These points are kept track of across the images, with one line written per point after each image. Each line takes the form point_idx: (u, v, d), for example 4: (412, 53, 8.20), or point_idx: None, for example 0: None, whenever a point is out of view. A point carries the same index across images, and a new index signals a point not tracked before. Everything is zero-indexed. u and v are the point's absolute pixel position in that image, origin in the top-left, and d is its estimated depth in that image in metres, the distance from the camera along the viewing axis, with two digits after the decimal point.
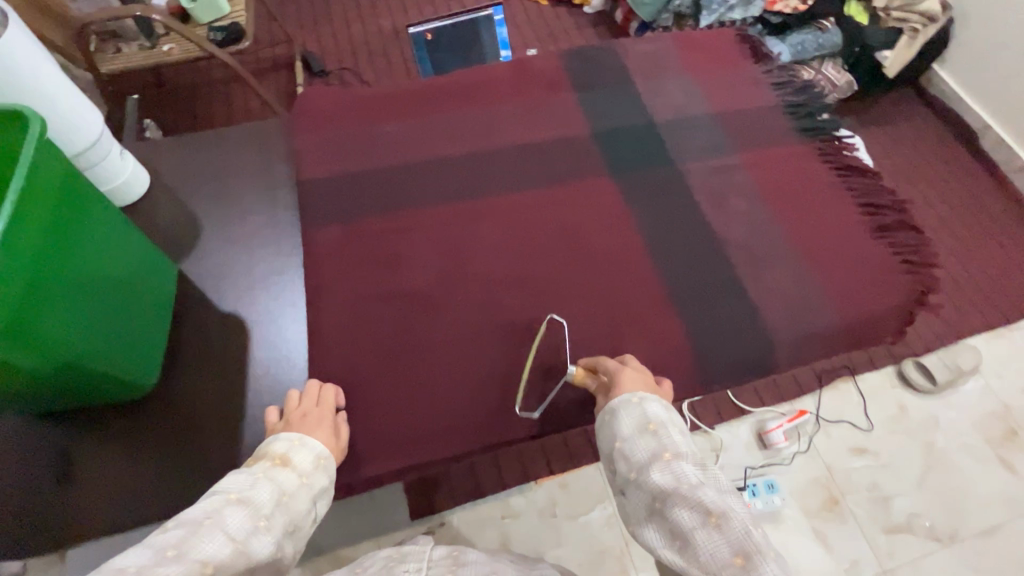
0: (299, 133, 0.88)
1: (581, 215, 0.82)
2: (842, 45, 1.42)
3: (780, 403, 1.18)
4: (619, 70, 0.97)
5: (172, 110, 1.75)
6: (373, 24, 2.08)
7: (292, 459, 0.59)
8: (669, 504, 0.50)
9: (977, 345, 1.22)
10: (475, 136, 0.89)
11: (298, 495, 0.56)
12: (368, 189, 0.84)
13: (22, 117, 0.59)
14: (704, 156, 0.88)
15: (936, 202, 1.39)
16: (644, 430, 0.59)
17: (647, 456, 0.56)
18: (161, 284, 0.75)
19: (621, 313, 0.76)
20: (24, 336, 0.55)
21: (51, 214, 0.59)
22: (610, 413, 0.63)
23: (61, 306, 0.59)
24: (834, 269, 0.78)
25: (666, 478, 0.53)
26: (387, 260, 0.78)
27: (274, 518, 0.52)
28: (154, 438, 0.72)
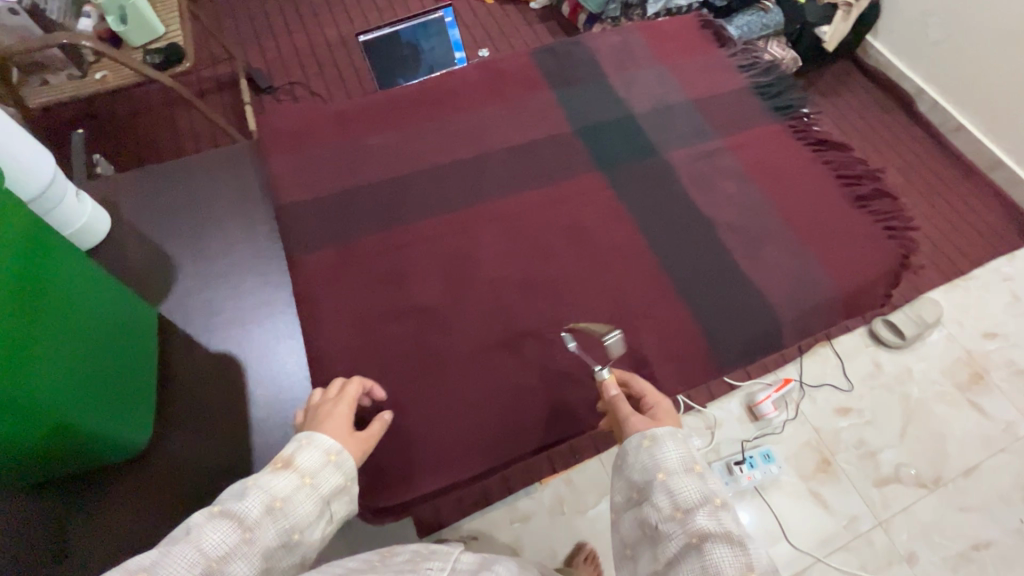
0: (267, 157, 0.83)
1: (572, 211, 0.81)
2: (784, 24, 1.47)
3: (765, 374, 1.21)
4: (589, 63, 0.96)
5: (112, 141, 1.64)
6: (318, 34, 2.01)
7: (296, 461, 0.52)
8: (712, 547, 0.48)
9: (937, 298, 1.28)
10: (453, 141, 0.87)
11: (298, 503, 0.50)
12: (344, 208, 0.79)
13: None
14: (685, 142, 0.88)
15: (891, 166, 1.46)
16: (689, 468, 0.54)
17: (693, 497, 0.52)
18: (144, 335, 0.71)
19: (626, 308, 0.74)
20: (12, 405, 0.51)
21: (20, 267, 0.55)
22: (650, 438, 0.57)
23: (45, 368, 0.55)
24: (822, 242, 0.80)
25: (714, 523, 0.50)
26: (381, 279, 0.74)
27: (262, 532, 0.46)
28: (162, 493, 0.67)
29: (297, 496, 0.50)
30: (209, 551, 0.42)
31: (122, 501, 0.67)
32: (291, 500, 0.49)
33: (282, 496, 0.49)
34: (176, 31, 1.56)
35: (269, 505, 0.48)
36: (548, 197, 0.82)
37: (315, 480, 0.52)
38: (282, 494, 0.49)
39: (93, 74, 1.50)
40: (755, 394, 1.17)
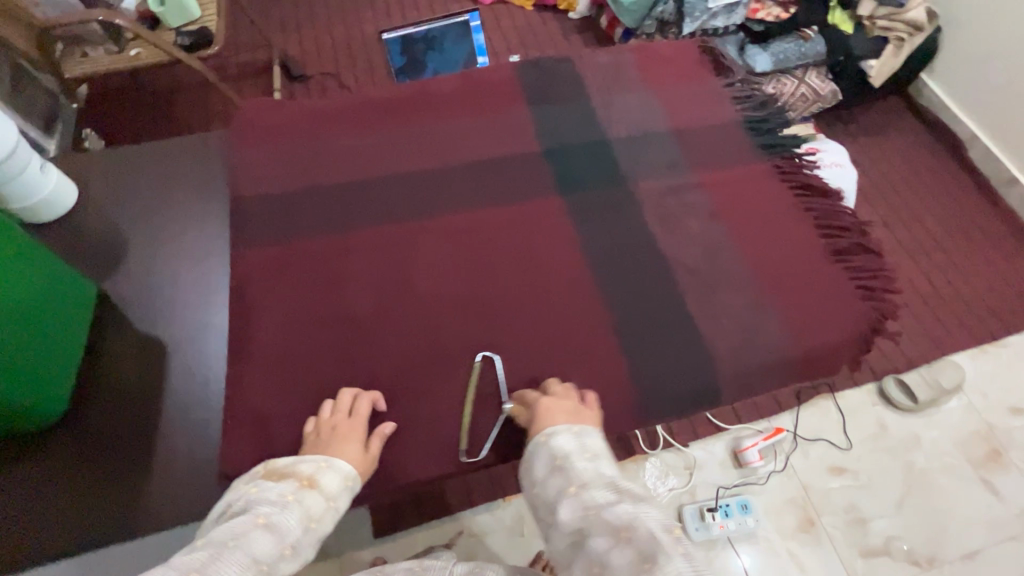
0: (237, 148, 0.85)
1: (524, 234, 0.79)
2: (826, 54, 1.38)
3: (757, 420, 1.13)
4: (572, 83, 0.93)
5: (143, 114, 1.72)
6: (356, 27, 2.06)
7: (327, 485, 0.58)
8: (585, 537, 0.48)
9: (961, 362, 1.18)
10: (420, 150, 0.86)
11: (325, 524, 0.56)
12: (301, 207, 0.79)
13: None
14: (659, 174, 0.84)
15: (924, 215, 1.35)
16: (552, 468, 0.57)
17: (557, 496, 0.54)
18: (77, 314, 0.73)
19: (562, 342, 0.72)
20: None
21: None
22: (528, 460, 0.60)
23: None
24: (786, 295, 0.75)
25: (577, 511, 0.51)
26: (320, 283, 0.74)
27: (299, 546, 0.53)
28: (84, 464, 0.72)
29: (326, 517, 0.57)
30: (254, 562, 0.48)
31: (47, 467, 0.71)
32: (322, 520, 0.56)
33: (316, 516, 0.56)
34: (209, 15, 1.66)
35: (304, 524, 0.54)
36: (500, 217, 0.80)
37: (340, 503, 0.58)
38: (316, 513, 0.56)
39: (129, 50, 1.58)
40: (743, 439, 1.10)
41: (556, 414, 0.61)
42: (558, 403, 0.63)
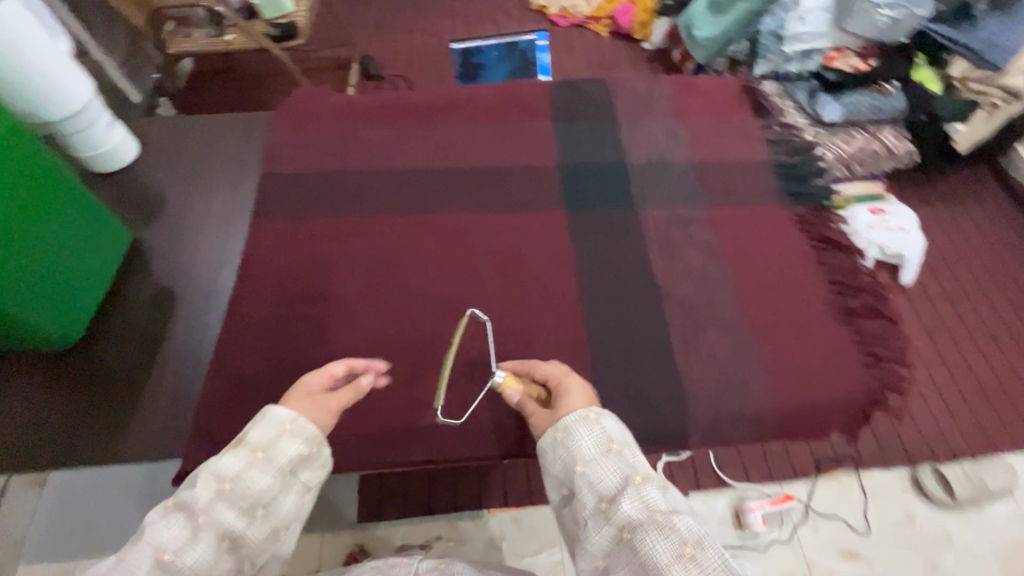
0: (277, 129, 0.91)
1: (521, 245, 0.79)
2: (907, 111, 1.28)
3: (767, 482, 1.05)
4: (603, 106, 0.94)
5: (229, 91, 1.88)
6: (434, 36, 2.17)
7: (246, 437, 0.54)
8: (642, 538, 0.44)
9: (1016, 465, 1.06)
10: (443, 152, 0.89)
11: (255, 478, 0.52)
12: (321, 190, 0.84)
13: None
14: (672, 206, 0.83)
15: (991, 296, 1.24)
16: (605, 449, 0.52)
17: (615, 482, 0.49)
18: (99, 258, 0.81)
19: (535, 355, 0.71)
20: None
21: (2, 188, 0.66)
22: (563, 430, 0.54)
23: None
24: (778, 348, 0.71)
25: (637, 507, 0.47)
26: (321, 261, 0.78)
27: (219, 514, 0.49)
28: (95, 394, 0.80)
29: (250, 472, 0.52)
30: (159, 550, 0.45)
31: (65, 390, 0.81)
32: (243, 478, 0.51)
33: (232, 478, 0.51)
34: (299, 11, 1.81)
35: (220, 488, 0.50)
36: (503, 224, 0.81)
37: (267, 453, 0.53)
38: (232, 473, 0.51)
39: (225, 35, 1.75)
40: (747, 499, 1.03)
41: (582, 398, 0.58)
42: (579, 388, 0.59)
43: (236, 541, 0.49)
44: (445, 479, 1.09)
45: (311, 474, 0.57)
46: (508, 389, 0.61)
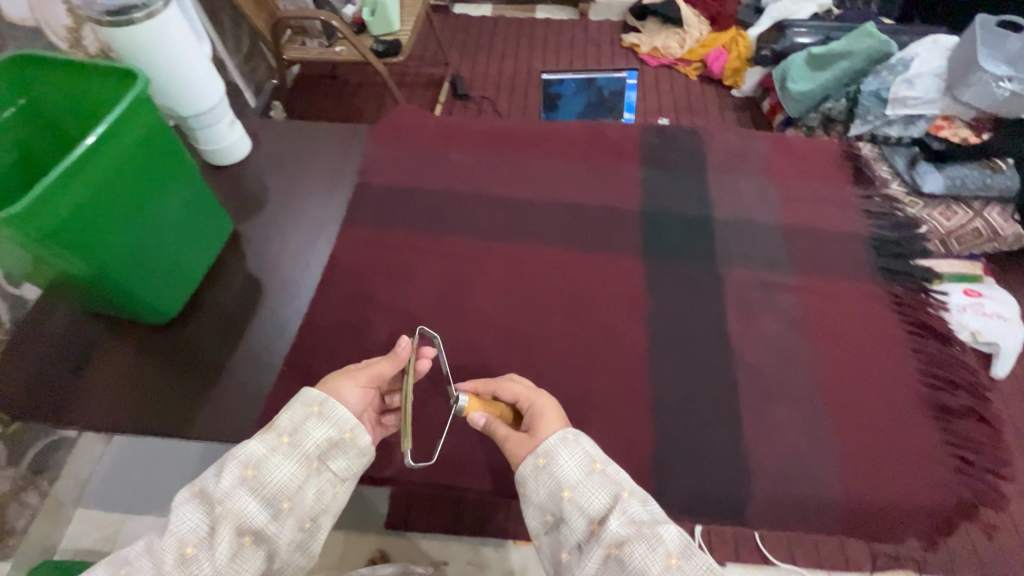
0: (374, 142, 0.96)
1: (593, 285, 0.78)
2: (1018, 192, 1.27)
3: (815, 568, 0.98)
4: (691, 156, 0.93)
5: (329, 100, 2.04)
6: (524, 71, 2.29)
7: (273, 421, 0.57)
8: (628, 551, 0.50)
9: None
10: (527, 182, 0.90)
11: (276, 466, 0.55)
12: (406, 204, 0.87)
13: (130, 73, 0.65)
14: (754, 266, 0.80)
15: None
16: (589, 471, 0.57)
17: (603, 501, 0.55)
18: (204, 247, 0.80)
19: (593, 399, 0.69)
20: (84, 253, 0.63)
21: (128, 161, 0.65)
22: (544, 455, 0.58)
23: (116, 238, 0.66)
24: (854, 434, 0.67)
25: (623, 524, 0.52)
26: (397, 274, 0.80)
27: (239, 500, 0.53)
28: None
29: (273, 459, 0.56)
30: (183, 538, 0.51)
31: None
32: (264, 466, 0.55)
33: (253, 467, 0.55)
34: (405, 31, 1.94)
35: (243, 475, 0.54)
36: (576, 259, 0.80)
37: (290, 440, 0.57)
38: (255, 461, 0.55)
39: (336, 47, 1.90)
40: None
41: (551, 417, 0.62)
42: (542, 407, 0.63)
43: (259, 529, 0.53)
44: (477, 502, 1.09)
45: (342, 461, 0.59)
46: (474, 412, 0.61)
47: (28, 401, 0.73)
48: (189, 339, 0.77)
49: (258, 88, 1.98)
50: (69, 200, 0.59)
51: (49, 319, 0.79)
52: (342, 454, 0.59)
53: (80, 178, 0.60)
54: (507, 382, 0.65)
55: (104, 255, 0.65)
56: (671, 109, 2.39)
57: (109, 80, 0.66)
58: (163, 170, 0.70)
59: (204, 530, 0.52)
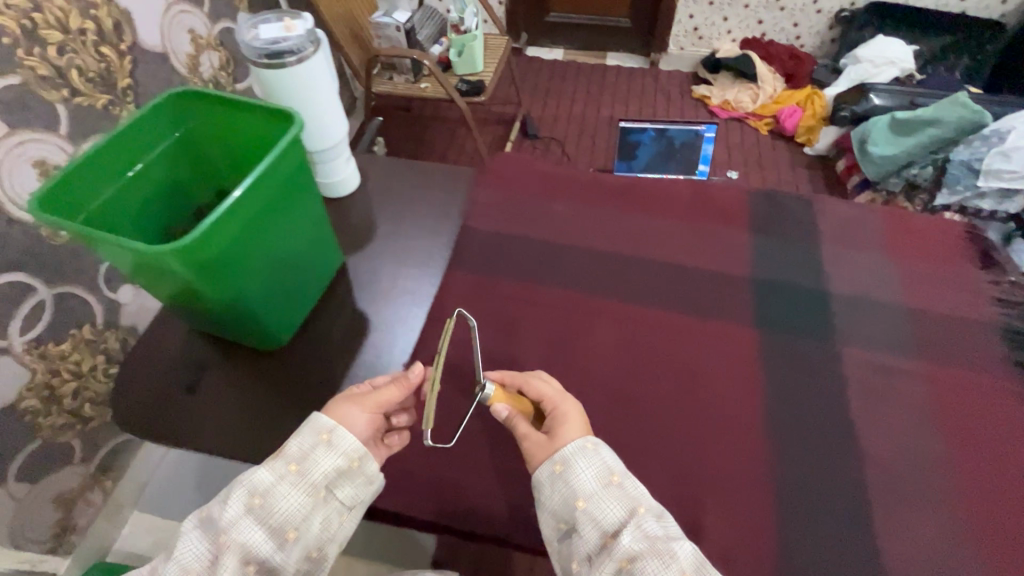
0: (480, 186, 0.98)
1: (703, 355, 0.76)
2: None
3: None
4: (802, 225, 0.91)
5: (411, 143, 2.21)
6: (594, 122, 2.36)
7: (283, 448, 0.61)
8: (640, 567, 0.55)
9: None
10: (632, 238, 0.89)
11: (283, 494, 0.59)
12: (512, 253, 0.88)
13: (287, 115, 0.67)
14: (874, 350, 0.76)
15: None
16: (607, 483, 0.61)
17: (617, 515, 0.59)
18: (318, 274, 0.82)
19: (706, 479, 0.67)
20: (225, 280, 0.65)
21: (274, 197, 0.68)
22: (561, 462, 0.62)
23: (252, 266, 0.68)
24: (994, 550, 0.62)
25: (637, 540, 0.57)
26: (503, 324, 0.80)
27: (243, 528, 0.57)
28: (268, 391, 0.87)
29: (280, 488, 0.59)
30: (190, 564, 0.56)
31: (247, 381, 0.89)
32: (271, 494, 0.59)
33: (260, 496, 0.59)
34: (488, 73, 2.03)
35: (249, 503, 0.58)
36: (686, 325, 0.79)
37: (298, 469, 0.60)
38: (263, 489, 0.59)
39: (421, 83, 1.99)
40: None
41: (573, 425, 0.65)
42: (563, 416, 0.66)
43: (265, 557, 0.57)
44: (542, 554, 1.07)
45: (348, 489, 0.63)
46: (498, 403, 0.65)
47: (145, 415, 0.75)
48: (297, 367, 0.79)
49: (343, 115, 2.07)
50: (225, 235, 0.61)
51: (168, 335, 0.82)
52: (348, 483, 0.63)
53: (237, 215, 0.62)
54: (534, 377, 0.69)
55: (243, 289, 0.69)
56: (741, 162, 2.38)
57: (267, 120, 0.69)
58: (299, 204, 0.73)
59: (210, 555, 0.57)
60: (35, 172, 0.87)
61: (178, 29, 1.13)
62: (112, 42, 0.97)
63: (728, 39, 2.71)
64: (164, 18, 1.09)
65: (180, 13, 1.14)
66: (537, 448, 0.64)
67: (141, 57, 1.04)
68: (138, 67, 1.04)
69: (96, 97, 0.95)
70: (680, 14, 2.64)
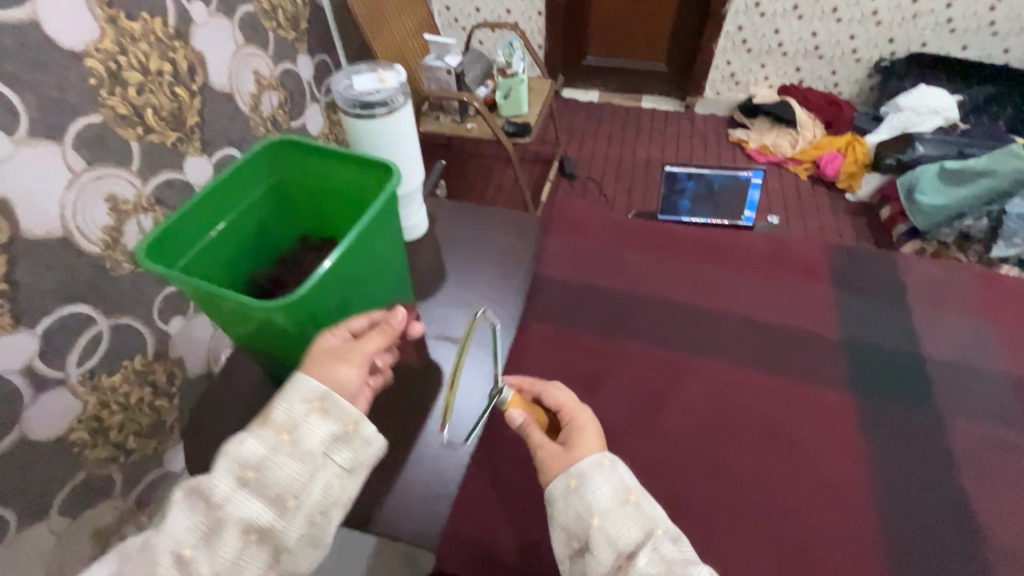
0: (550, 233, 0.96)
1: (800, 422, 0.73)
2: None
3: None
4: (886, 284, 0.87)
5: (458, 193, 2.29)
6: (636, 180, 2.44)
7: (270, 418, 0.56)
8: None
9: None
10: (714, 293, 0.86)
11: (278, 464, 0.54)
12: (590, 305, 0.85)
13: (386, 170, 0.67)
14: (982, 422, 0.72)
15: None
16: (623, 502, 0.57)
17: (634, 535, 0.55)
18: (392, 322, 0.82)
19: (819, 563, 0.62)
20: (315, 330, 0.65)
21: (366, 249, 0.68)
22: (576, 477, 0.59)
23: (339, 316, 0.68)
24: None
25: (655, 563, 0.53)
26: (585, 381, 0.77)
27: (238, 501, 0.52)
28: None
29: (275, 458, 0.54)
30: (180, 541, 0.51)
31: None
32: (265, 466, 0.54)
33: (252, 467, 0.53)
34: (533, 115, 2.06)
35: (239, 474, 0.53)
36: (777, 387, 0.76)
37: (292, 437, 0.55)
38: (253, 461, 0.53)
39: (467, 124, 2.02)
40: None
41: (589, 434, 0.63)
42: (578, 425, 0.64)
43: (265, 527, 0.53)
44: None
45: (344, 455, 0.57)
46: (513, 408, 0.65)
47: None
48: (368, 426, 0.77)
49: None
50: (322, 289, 0.62)
51: None
52: (344, 449, 0.58)
53: (335, 270, 0.62)
54: (553, 387, 0.68)
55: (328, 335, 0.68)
56: (782, 207, 2.35)
57: (365, 173, 0.69)
58: (385, 255, 0.73)
59: (203, 528, 0.51)
60: (107, 207, 0.81)
61: (245, 70, 1.10)
62: (185, 82, 0.94)
63: (765, 84, 2.69)
64: (233, 60, 1.06)
65: (249, 55, 1.11)
66: (551, 457, 0.61)
67: (210, 96, 1.00)
68: (207, 106, 1.00)
69: (167, 135, 0.91)
70: (718, 59, 2.63)
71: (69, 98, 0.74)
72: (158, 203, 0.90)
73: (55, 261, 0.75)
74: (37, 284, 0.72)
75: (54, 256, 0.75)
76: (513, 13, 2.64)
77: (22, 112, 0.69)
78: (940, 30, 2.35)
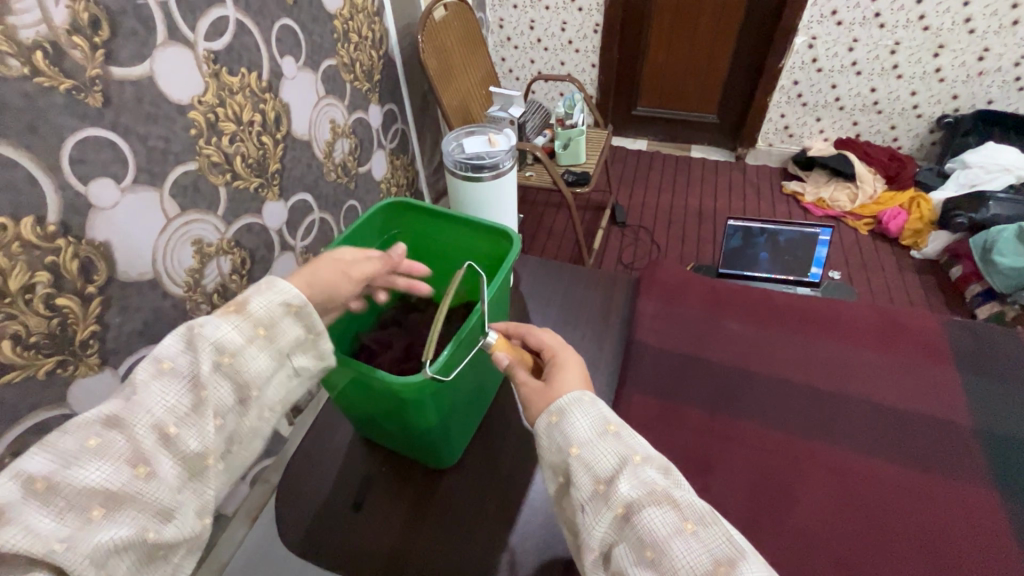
0: (648, 299, 1.00)
1: (941, 516, 0.71)
2: None
3: None
4: (1004, 371, 0.85)
5: None
6: (691, 230, 2.40)
7: (247, 311, 0.57)
8: (638, 517, 0.47)
9: None
10: (824, 371, 0.87)
11: (252, 358, 0.56)
12: (697, 380, 0.87)
13: (510, 236, 0.84)
14: None
15: None
16: (602, 432, 0.53)
17: (612, 463, 0.50)
18: (485, 392, 0.90)
19: None
20: (447, 388, 0.73)
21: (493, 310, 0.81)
22: (557, 413, 0.55)
23: (462, 378, 0.77)
24: None
25: (636, 488, 0.48)
26: (702, 460, 0.78)
27: (215, 381, 0.53)
28: (436, 510, 0.82)
29: (248, 352, 0.56)
30: (162, 417, 0.49)
31: (407, 495, 0.84)
32: (241, 356, 0.55)
33: (232, 354, 0.55)
34: (591, 164, 2.07)
35: (218, 362, 0.54)
36: (917, 483, 0.74)
37: (268, 335, 0.58)
38: (234, 348, 0.55)
39: (525, 172, 2.04)
40: None
41: (576, 376, 0.59)
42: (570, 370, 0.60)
43: (228, 415, 0.55)
44: None
45: (303, 359, 0.62)
46: (499, 350, 0.65)
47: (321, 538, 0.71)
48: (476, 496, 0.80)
49: (438, 196, 1.99)
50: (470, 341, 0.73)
51: None
52: (303, 353, 0.62)
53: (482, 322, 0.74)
54: (537, 327, 0.67)
55: (444, 412, 0.76)
56: (843, 264, 2.24)
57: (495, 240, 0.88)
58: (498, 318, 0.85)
59: (184, 406, 0.51)
60: (192, 250, 0.81)
61: (323, 120, 1.10)
62: (271, 132, 0.94)
63: (820, 137, 2.63)
64: (314, 110, 1.06)
65: (327, 105, 1.12)
66: (536, 395, 0.58)
67: (291, 145, 1.00)
68: (287, 154, 0.99)
69: (251, 181, 0.90)
70: (771, 112, 2.59)
71: (173, 148, 0.75)
72: (237, 247, 0.90)
73: (143, 302, 0.74)
74: (125, 325, 0.72)
75: (143, 298, 0.74)
76: (567, 65, 2.69)
77: (131, 160, 0.70)
78: (1008, 87, 2.26)
